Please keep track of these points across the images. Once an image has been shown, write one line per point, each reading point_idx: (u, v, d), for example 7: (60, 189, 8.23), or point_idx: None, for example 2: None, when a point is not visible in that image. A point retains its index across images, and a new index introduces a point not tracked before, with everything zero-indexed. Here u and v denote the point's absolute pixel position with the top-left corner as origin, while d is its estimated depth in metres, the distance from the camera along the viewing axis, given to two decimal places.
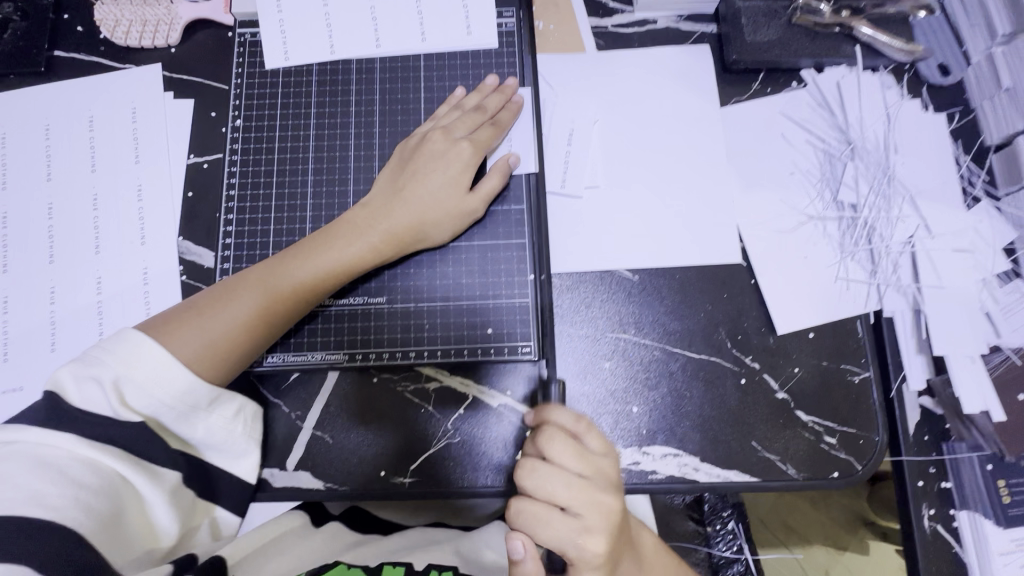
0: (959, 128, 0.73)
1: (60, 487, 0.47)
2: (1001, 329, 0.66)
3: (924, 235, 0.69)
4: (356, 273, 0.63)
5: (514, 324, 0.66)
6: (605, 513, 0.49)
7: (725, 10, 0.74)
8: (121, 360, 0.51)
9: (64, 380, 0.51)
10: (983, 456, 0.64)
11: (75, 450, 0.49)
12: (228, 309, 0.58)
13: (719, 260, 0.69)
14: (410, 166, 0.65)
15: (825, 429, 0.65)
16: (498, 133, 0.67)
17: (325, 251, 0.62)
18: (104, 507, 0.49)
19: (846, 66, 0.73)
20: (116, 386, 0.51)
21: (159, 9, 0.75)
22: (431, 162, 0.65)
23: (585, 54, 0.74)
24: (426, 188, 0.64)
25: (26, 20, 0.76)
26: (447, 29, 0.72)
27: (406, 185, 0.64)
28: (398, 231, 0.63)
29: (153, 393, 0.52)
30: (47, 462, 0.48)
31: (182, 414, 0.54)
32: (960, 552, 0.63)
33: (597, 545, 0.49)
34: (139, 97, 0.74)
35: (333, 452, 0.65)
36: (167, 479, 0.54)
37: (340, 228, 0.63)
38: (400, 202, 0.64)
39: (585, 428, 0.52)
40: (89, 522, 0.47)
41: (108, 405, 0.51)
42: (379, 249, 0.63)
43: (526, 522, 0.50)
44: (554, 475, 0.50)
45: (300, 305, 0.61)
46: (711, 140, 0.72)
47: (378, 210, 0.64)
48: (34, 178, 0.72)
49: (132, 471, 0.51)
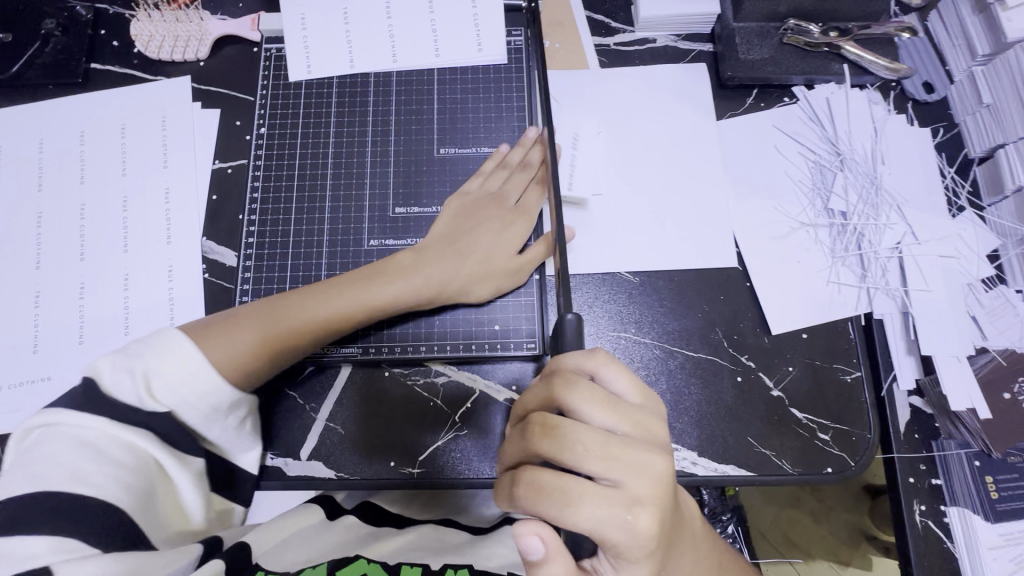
0: (943, 142, 0.77)
1: (98, 464, 0.51)
2: (987, 332, 0.69)
3: (912, 241, 0.72)
4: (393, 310, 0.66)
5: (520, 321, 0.69)
6: (653, 483, 0.45)
7: (720, 31, 0.79)
8: (155, 356, 0.55)
9: (103, 368, 0.55)
10: (971, 453, 0.66)
11: (109, 432, 0.53)
12: (261, 321, 0.61)
13: (716, 264, 0.72)
14: (465, 223, 0.70)
15: (818, 426, 0.68)
16: (544, 193, 0.72)
17: (370, 289, 0.65)
18: (141, 486, 0.52)
19: (835, 83, 0.78)
20: (145, 378, 0.54)
21: (191, 26, 0.80)
22: (488, 224, 0.70)
23: (589, 70, 0.79)
24: (481, 246, 0.68)
25: (66, 35, 0.81)
26: (459, 46, 0.76)
27: (463, 242, 0.69)
28: (439, 282, 0.66)
29: (182, 392, 0.55)
30: (86, 443, 0.52)
31: (205, 415, 0.57)
32: (952, 548, 0.65)
33: (646, 522, 0.44)
34: (169, 106, 0.79)
35: (345, 443, 0.68)
36: (195, 465, 0.57)
37: (388, 266, 0.67)
38: (455, 254, 0.68)
39: (607, 369, 0.48)
40: (126, 497, 0.51)
41: (135, 395, 0.54)
42: (418, 301, 0.66)
43: (558, 499, 0.45)
44: (585, 435, 0.46)
45: (332, 330, 0.64)
46: (708, 151, 0.76)
47: (429, 258, 0.67)
48: (69, 181, 0.76)
49: (164, 454, 0.55)
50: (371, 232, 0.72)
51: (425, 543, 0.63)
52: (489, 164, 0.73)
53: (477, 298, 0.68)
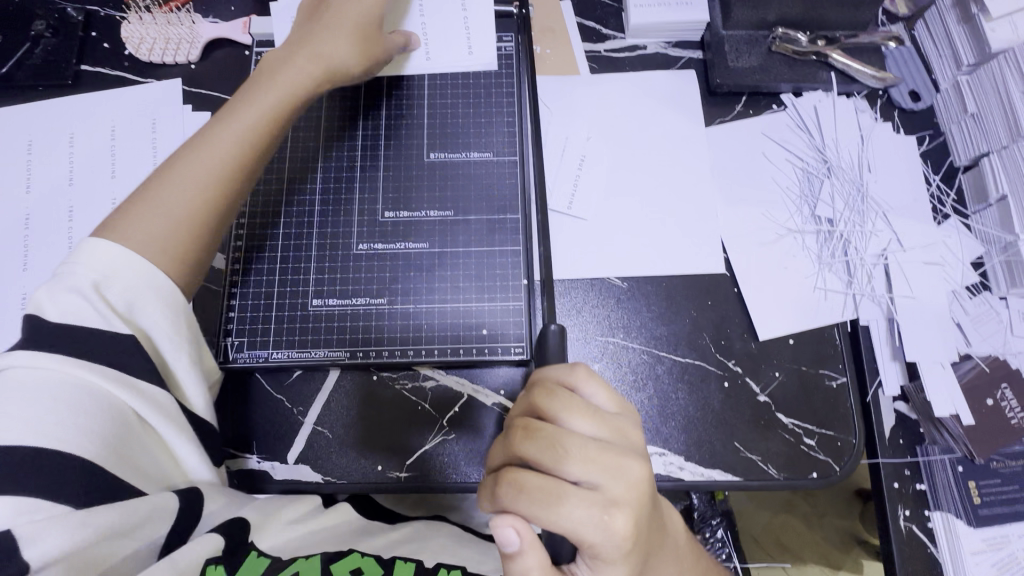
0: (929, 150, 0.78)
1: (55, 411, 0.47)
2: (971, 338, 0.70)
3: (897, 248, 0.73)
4: (284, 114, 0.65)
5: (508, 326, 0.69)
6: (630, 486, 0.46)
7: (709, 38, 0.80)
8: (93, 269, 0.53)
9: (42, 298, 0.52)
10: (954, 458, 0.66)
11: (62, 372, 0.49)
12: (173, 195, 0.58)
13: (704, 270, 0.73)
14: (316, 19, 0.68)
15: (804, 431, 0.68)
16: None
17: (257, 101, 0.64)
18: (104, 431, 0.49)
19: (822, 91, 0.78)
20: (96, 288, 0.52)
21: (182, 29, 0.80)
22: (332, 14, 0.67)
23: (579, 76, 0.80)
24: (329, 31, 0.66)
25: (56, 37, 0.81)
26: (450, 49, 0.75)
27: (313, 33, 0.67)
28: (324, 53, 0.66)
29: (131, 289, 0.53)
30: (35, 386, 0.48)
31: (170, 329, 0.55)
32: (936, 553, 0.66)
33: (622, 523, 0.45)
34: (160, 108, 0.79)
35: (333, 447, 0.68)
36: (158, 397, 0.53)
37: (264, 74, 0.66)
38: (303, 48, 0.66)
39: (591, 383, 0.49)
40: (92, 447, 0.48)
41: (90, 306, 0.51)
42: (311, 79, 0.66)
43: (536, 498, 0.45)
44: (565, 439, 0.46)
45: (230, 164, 0.61)
46: (697, 157, 0.76)
47: (282, 61, 0.66)
48: (58, 182, 0.76)
49: (121, 390, 0.50)
50: (361, 237, 0.72)
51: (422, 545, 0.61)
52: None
53: (358, 64, 0.67)
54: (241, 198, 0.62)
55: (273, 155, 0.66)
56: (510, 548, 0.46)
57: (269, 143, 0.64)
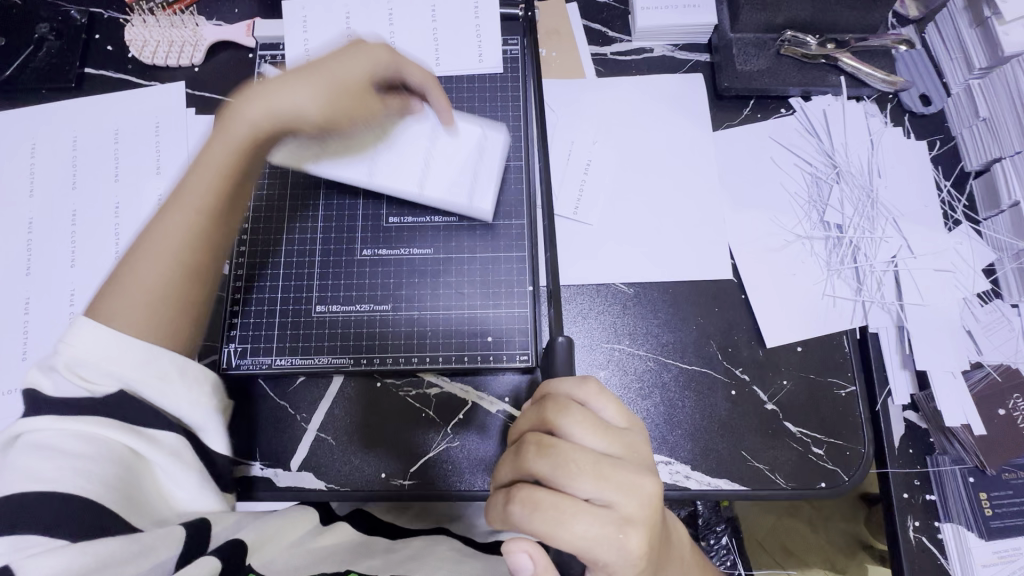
0: (939, 155, 0.77)
1: (60, 458, 0.46)
2: (982, 347, 0.69)
3: (907, 255, 0.72)
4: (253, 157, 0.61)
5: (513, 333, 0.68)
6: (643, 502, 0.45)
7: (717, 41, 0.79)
8: (70, 346, 0.52)
9: (34, 375, 0.51)
10: (965, 469, 0.65)
11: (63, 425, 0.48)
12: (154, 254, 0.57)
13: (710, 276, 0.72)
14: (295, 67, 0.63)
15: (812, 440, 0.67)
16: (394, 58, 0.64)
17: (206, 159, 0.60)
18: (109, 474, 0.47)
19: (832, 95, 0.77)
20: (71, 369, 0.51)
21: (185, 32, 0.80)
22: (315, 61, 0.62)
23: (585, 79, 0.79)
24: (299, 76, 0.61)
25: (60, 39, 0.81)
26: (459, 55, 0.76)
27: (278, 80, 0.62)
28: (276, 103, 0.60)
29: (103, 366, 0.52)
30: (43, 442, 0.47)
31: (151, 381, 0.53)
32: (945, 564, 0.65)
33: (635, 539, 0.45)
34: (163, 111, 0.78)
35: (336, 455, 0.67)
36: (166, 441, 0.52)
37: (217, 130, 0.62)
38: (251, 93, 0.61)
39: (600, 399, 0.49)
40: (89, 485, 0.46)
41: (73, 386, 0.50)
42: (256, 127, 0.60)
43: (549, 517, 0.45)
44: (577, 455, 0.46)
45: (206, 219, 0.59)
46: (705, 163, 0.75)
47: (225, 112, 0.61)
48: (61, 186, 0.76)
49: (124, 434, 0.50)
50: (364, 242, 0.71)
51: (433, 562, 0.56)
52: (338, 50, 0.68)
53: (319, 115, 0.61)
54: (210, 258, 0.59)
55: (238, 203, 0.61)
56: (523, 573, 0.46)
57: (228, 193, 0.60)
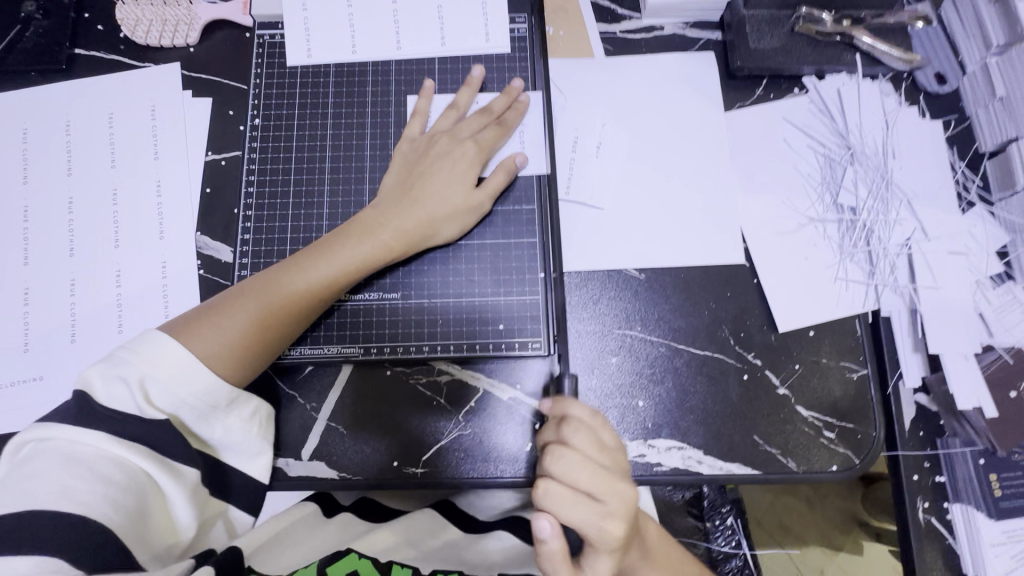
0: (954, 135, 0.76)
1: (89, 482, 0.49)
2: (994, 329, 0.69)
3: (921, 238, 0.71)
4: (373, 269, 0.65)
5: (524, 320, 0.68)
6: (635, 504, 0.51)
7: (730, 19, 0.76)
8: (145, 359, 0.54)
9: (92, 378, 0.54)
10: (975, 451, 0.66)
11: (101, 446, 0.51)
12: (253, 312, 0.60)
13: (722, 261, 0.71)
14: (420, 165, 0.67)
15: (824, 423, 0.67)
16: (503, 132, 0.69)
17: (335, 254, 0.63)
18: (131, 503, 0.50)
19: (846, 74, 0.76)
20: (141, 384, 0.54)
21: (179, 10, 0.76)
22: (438, 163, 0.67)
23: (594, 59, 0.77)
24: (430, 192, 0.66)
25: (47, 19, 0.77)
26: (465, 34, 0.73)
27: (411, 189, 0.66)
28: (406, 224, 0.65)
29: (175, 393, 0.55)
30: (77, 458, 0.50)
31: (202, 414, 0.57)
32: (953, 543, 0.66)
33: (616, 529, 0.50)
34: (160, 94, 0.76)
35: (347, 443, 0.67)
36: (189, 477, 0.55)
37: (350, 228, 0.65)
38: (411, 202, 0.66)
39: (602, 424, 0.52)
40: (114, 515, 0.49)
41: (132, 402, 0.53)
42: (387, 251, 0.64)
43: (553, 504, 0.50)
44: (582, 464, 0.50)
45: (312, 307, 0.62)
46: (716, 145, 0.74)
47: (390, 210, 0.65)
48: (56, 172, 0.74)
49: (155, 467, 0.53)
50: None
51: (420, 553, 0.65)
52: (413, 128, 0.70)
53: (439, 240, 0.67)
54: (298, 331, 0.63)
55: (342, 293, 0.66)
56: (543, 543, 0.50)
57: (342, 289, 0.64)
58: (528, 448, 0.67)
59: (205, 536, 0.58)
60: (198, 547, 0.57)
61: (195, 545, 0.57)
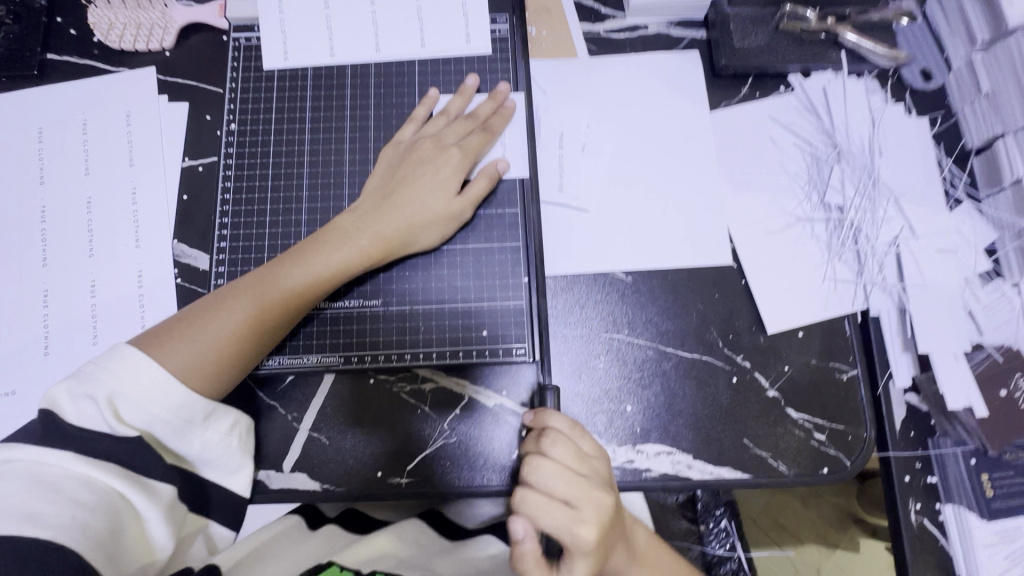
0: (942, 132, 0.74)
1: (58, 505, 0.47)
2: (983, 328, 0.68)
3: (908, 236, 0.70)
4: (352, 275, 0.63)
5: (508, 326, 0.66)
6: (599, 508, 0.49)
7: (714, 17, 0.75)
8: (113, 376, 0.53)
9: (59, 397, 0.52)
10: (966, 450, 0.66)
11: (70, 467, 0.50)
12: (227, 323, 0.58)
13: (709, 261, 0.70)
14: (401, 171, 0.66)
15: (814, 425, 0.67)
16: (489, 139, 0.68)
17: (312, 259, 0.62)
18: (102, 524, 0.48)
19: (832, 71, 0.75)
20: (110, 402, 0.52)
21: (153, 13, 0.75)
22: (421, 169, 0.65)
23: (577, 59, 0.76)
24: (412, 196, 0.64)
25: (18, 23, 0.75)
26: (446, 35, 0.72)
27: (394, 195, 0.65)
28: (384, 229, 0.63)
29: (146, 408, 0.53)
30: (42, 480, 0.48)
31: (176, 428, 0.54)
32: (945, 545, 0.65)
33: (588, 536, 0.48)
34: (135, 100, 0.74)
35: (329, 455, 0.65)
36: (164, 495, 0.53)
37: (328, 234, 0.63)
38: (391, 208, 0.64)
39: (581, 434, 0.52)
40: (86, 539, 0.47)
41: (102, 419, 0.51)
42: (365, 256, 0.63)
43: (524, 512, 0.50)
44: (549, 468, 0.50)
45: (289, 316, 0.61)
46: (701, 144, 0.73)
47: (367, 215, 0.64)
48: (27, 181, 0.72)
49: (128, 485, 0.51)
50: None
51: (405, 563, 0.62)
52: (405, 132, 0.69)
53: (420, 244, 0.65)
54: (274, 340, 0.62)
55: (321, 300, 0.64)
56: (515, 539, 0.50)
57: (319, 296, 0.62)
58: (515, 456, 0.65)
59: (183, 552, 0.56)
60: (175, 564, 0.55)
61: (172, 562, 0.55)
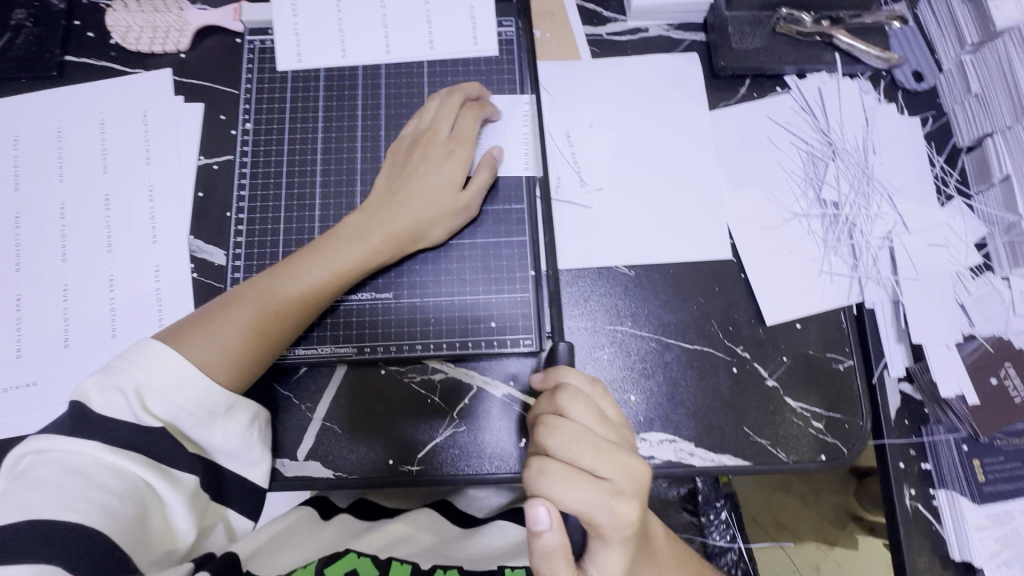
0: (933, 131, 0.78)
1: (88, 491, 0.49)
2: (975, 319, 0.71)
3: (902, 231, 0.73)
4: (364, 271, 0.65)
5: (516, 317, 0.69)
6: (634, 478, 0.50)
7: (712, 20, 0.78)
8: (141, 368, 0.55)
9: (89, 389, 0.54)
10: (959, 437, 0.67)
11: (99, 455, 0.51)
12: (246, 318, 0.60)
13: (709, 256, 0.72)
14: (407, 168, 0.68)
15: (813, 414, 0.69)
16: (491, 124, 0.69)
17: (325, 257, 0.64)
18: (129, 511, 0.50)
19: (827, 72, 0.77)
20: (138, 393, 0.54)
21: (170, 16, 0.77)
22: (426, 165, 0.67)
23: (581, 61, 0.78)
24: (420, 192, 0.67)
25: (38, 26, 0.78)
26: (453, 38, 0.75)
27: (402, 191, 0.67)
28: (395, 226, 0.66)
29: (172, 399, 0.55)
30: (73, 468, 0.50)
31: (200, 420, 0.56)
32: (940, 529, 0.67)
33: (628, 509, 0.49)
34: (152, 100, 0.76)
35: (342, 444, 0.67)
36: (187, 483, 0.55)
37: (341, 232, 0.66)
38: (401, 204, 0.66)
39: (600, 392, 0.55)
40: (114, 524, 0.49)
41: (130, 411, 0.53)
42: (377, 252, 0.65)
43: (549, 483, 0.50)
44: (576, 433, 0.51)
45: (305, 311, 0.63)
46: (701, 143, 0.75)
47: (379, 213, 0.66)
48: (47, 178, 0.74)
49: (153, 474, 0.53)
50: None
51: (418, 550, 0.65)
52: (407, 129, 0.71)
53: (429, 239, 0.67)
54: (292, 335, 0.64)
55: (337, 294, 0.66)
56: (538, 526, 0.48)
57: (333, 291, 0.64)
58: (522, 445, 0.67)
59: (204, 541, 0.58)
60: (197, 553, 0.57)
61: (194, 551, 0.56)
